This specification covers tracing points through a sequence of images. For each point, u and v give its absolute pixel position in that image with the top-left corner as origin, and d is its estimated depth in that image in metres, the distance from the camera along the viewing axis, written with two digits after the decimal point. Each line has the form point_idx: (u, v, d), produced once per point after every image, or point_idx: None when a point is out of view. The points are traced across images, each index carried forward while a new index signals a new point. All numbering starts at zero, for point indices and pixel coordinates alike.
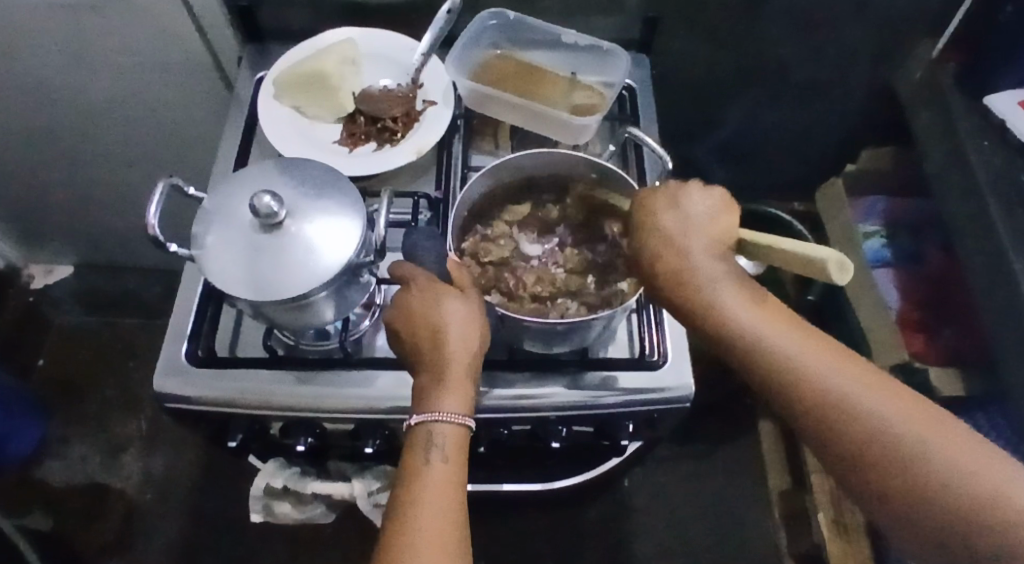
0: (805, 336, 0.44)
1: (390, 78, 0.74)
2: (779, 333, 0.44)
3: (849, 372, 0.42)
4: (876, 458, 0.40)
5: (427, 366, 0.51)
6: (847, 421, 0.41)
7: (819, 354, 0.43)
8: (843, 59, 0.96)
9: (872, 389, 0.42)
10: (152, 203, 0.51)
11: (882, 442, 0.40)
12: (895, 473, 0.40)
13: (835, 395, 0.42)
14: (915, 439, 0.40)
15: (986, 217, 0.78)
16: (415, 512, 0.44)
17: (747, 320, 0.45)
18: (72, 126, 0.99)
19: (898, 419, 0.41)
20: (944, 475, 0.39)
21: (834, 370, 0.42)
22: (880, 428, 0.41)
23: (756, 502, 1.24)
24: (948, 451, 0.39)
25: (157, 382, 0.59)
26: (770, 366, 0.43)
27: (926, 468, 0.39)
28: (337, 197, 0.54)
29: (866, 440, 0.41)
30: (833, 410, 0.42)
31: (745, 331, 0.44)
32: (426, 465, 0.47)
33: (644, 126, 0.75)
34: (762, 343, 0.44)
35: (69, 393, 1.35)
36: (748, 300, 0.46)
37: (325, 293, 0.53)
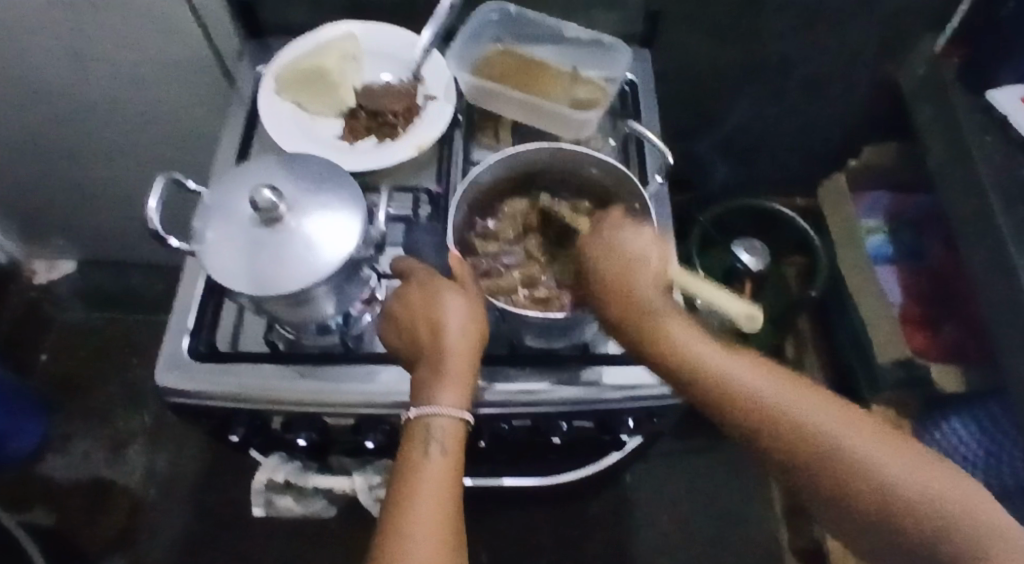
0: (743, 357, 0.46)
1: (391, 73, 0.74)
2: (719, 354, 0.46)
3: (787, 387, 0.44)
4: (819, 464, 0.41)
5: (426, 359, 0.50)
6: (785, 429, 0.42)
7: (757, 372, 0.45)
8: (847, 54, 0.95)
9: (807, 402, 0.43)
10: (153, 197, 0.51)
11: (826, 449, 0.41)
12: (842, 476, 0.40)
13: (780, 412, 0.43)
14: (854, 442, 0.41)
15: (988, 213, 0.78)
16: (411, 505, 0.44)
17: (684, 339, 0.47)
18: (73, 121, 0.99)
19: (848, 435, 0.41)
20: (887, 476, 0.39)
21: (774, 387, 0.44)
22: (817, 435, 0.42)
23: (757, 497, 1.24)
24: (898, 461, 0.40)
25: (159, 376, 0.59)
26: (719, 384, 0.45)
27: (871, 471, 0.40)
28: (337, 191, 0.54)
29: (810, 449, 0.41)
30: (772, 422, 0.43)
31: (685, 353, 0.47)
32: (424, 458, 0.47)
33: (645, 121, 0.75)
34: (701, 362, 0.46)
35: (72, 389, 1.35)
36: (686, 322, 0.49)
37: (324, 288, 0.53)
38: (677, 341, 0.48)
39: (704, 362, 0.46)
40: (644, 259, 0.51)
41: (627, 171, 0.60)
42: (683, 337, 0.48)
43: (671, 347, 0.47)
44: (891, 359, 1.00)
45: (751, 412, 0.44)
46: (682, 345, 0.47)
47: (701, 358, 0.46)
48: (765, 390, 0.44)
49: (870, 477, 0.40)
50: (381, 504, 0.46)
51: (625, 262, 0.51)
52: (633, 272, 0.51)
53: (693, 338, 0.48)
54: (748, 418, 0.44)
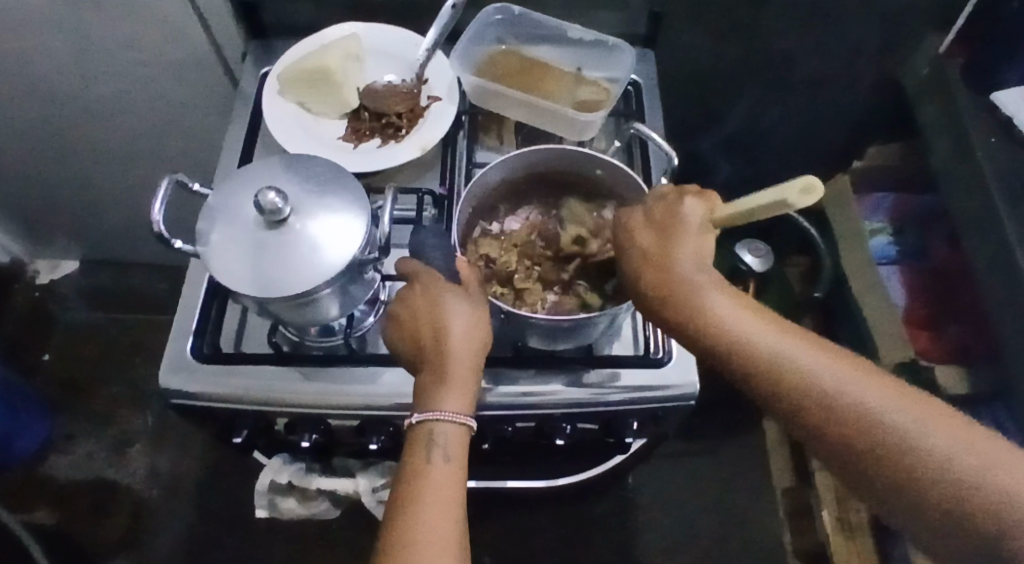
0: (793, 335, 0.44)
1: (395, 74, 0.74)
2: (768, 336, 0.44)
3: (838, 367, 0.42)
4: (868, 442, 0.39)
5: (429, 365, 0.50)
6: (831, 410, 0.41)
7: (809, 352, 0.43)
8: (851, 54, 0.95)
9: (861, 382, 0.41)
10: (157, 199, 0.51)
11: (873, 425, 0.39)
12: (898, 458, 0.39)
13: (827, 388, 0.41)
14: (911, 424, 0.39)
15: (992, 214, 0.77)
16: (415, 511, 0.44)
17: (727, 316, 0.45)
18: (76, 121, 0.99)
19: (899, 412, 0.39)
20: (946, 458, 0.38)
21: (821, 364, 0.42)
22: (866, 414, 0.40)
23: (761, 498, 1.24)
24: (953, 439, 0.38)
25: (162, 378, 0.59)
26: (761, 363, 0.43)
27: (926, 452, 0.38)
28: (341, 193, 0.54)
29: (862, 430, 0.40)
30: (822, 404, 0.41)
31: (730, 334, 0.44)
32: (427, 465, 0.47)
33: (649, 121, 0.75)
34: (747, 342, 0.44)
35: (76, 391, 1.35)
36: (728, 297, 0.46)
37: (329, 290, 0.53)
38: (724, 322, 0.45)
39: (738, 335, 0.44)
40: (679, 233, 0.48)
41: (630, 171, 0.59)
42: (729, 316, 0.45)
43: (716, 327, 0.44)
44: (895, 360, 1.00)
45: (803, 395, 0.41)
46: (727, 326, 0.44)
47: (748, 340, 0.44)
48: (819, 371, 0.42)
49: (925, 459, 0.38)
50: (385, 510, 0.46)
51: (664, 240, 0.48)
52: (671, 247, 0.47)
53: (739, 318, 0.45)
54: (798, 401, 0.41)
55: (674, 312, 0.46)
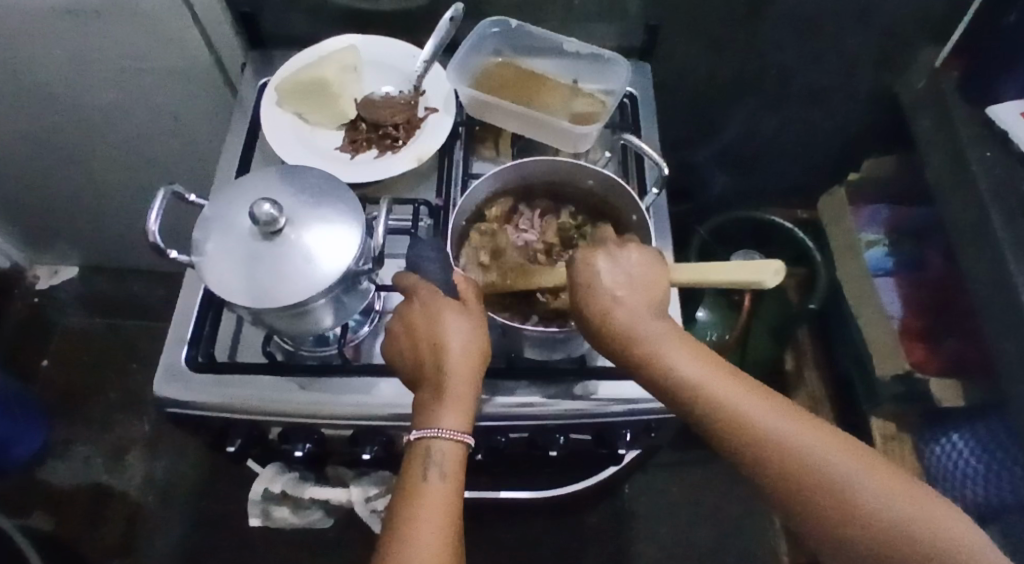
0: (743, 384, 0.44)
1: (392, 85, 0.74)
2: (722, 386, 0.43)
3: (786, 417, 0.42)
4: (815, 497, 0.40)
5: (429, 381, 0.50)
6: (780, 464, 0.41)
7: (759, 404, 0.43)
8: (847, 67, 0.96)
9: (807, 435, 0.41)
10: (153, 210, 0.51)
11: (822, 482, 0.40)
12: (839, 511, 0.39)
13: (780, 442, 0.41)
14: (856, 479, 0.40)
15: (988, 227, 0.77)
16: (411, 533, 0.44)
17: (681, 366, 0.44)
18: (77, 129, 1.00)
19: (843, 468, 0.40)
20: (885, 512, 0.39)
21: (772, 418, 0.42)
22: (813, 469, 0.40)
23: (756, 509, 1.24)
24: (897, 498, 0.39)
25: (157, 387, 0.59)
26: (715, 414, 0.43)
27: (867, 507, 0.39)
28: (336, 204, 0.55)
29: (808, 483, 0.40)
30: (771, 455, 0.41)
31: (687, 383, 0.44)
32: (424, 484, 0.47)
33: (644, 134, 0.75)
34: (706, 390, 0.43)
35: (73, 396, 1.36)
36: (684, 346, 0.45)
37: (323, 300, 0.53)
38: (682, 370, 0.44)
39: (693, 384, 0.43)
40: (634, 282, 0.47)
41: (623, 183, 0.59)
42: (682, 362, 0.44)
43: (674, 375, 0.44)
44: (891, 373, 1.00)
45: (753, 446, 0.41)
46: (687, 375, 0.44)
47: (705, 388, 0.43)
48: (769, 422, 0.42)
49: (868, 514, 0.39)
50: (382, 529, 0.46)
51: (618, 281, 0.47)
52: (632, 295, 0.46)
53: (698, 366, 0.44)
54: (748, 452, 0.42)
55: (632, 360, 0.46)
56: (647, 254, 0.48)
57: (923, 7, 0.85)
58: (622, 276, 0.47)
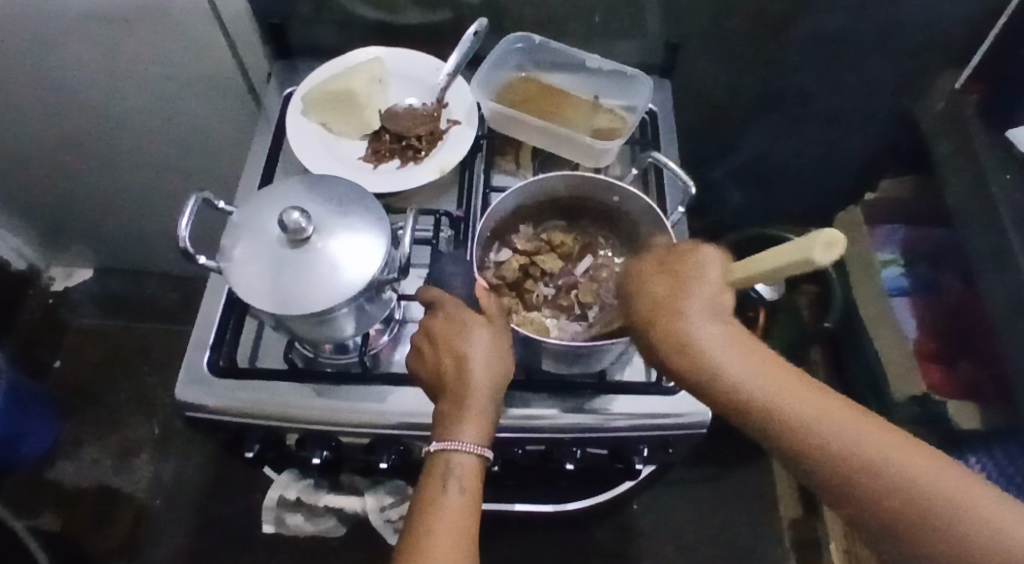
0: (792, 379, 0.42)
1: (415, 97, 0.75)
2: (775, 385, 0.41)
3: (850, 424, 0.40)
4: (891, 512, 0.39)
5: (450, 393, 0.51)
6: (853, 477, 0.39)
7: (810, 400, 0.41)
8: (865, 88, 0.96)
9: (879, 444, 0.39)
10: (184, 215, 0.52)
11: (898, 496, 0.38)
12: (895, 503, 0.39)
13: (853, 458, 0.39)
14: (934, 493, 0.38)
15: (1007, 249, 0.77)
16: (429, 545, 0.45)
17: (746, 380, 0.41)
18: (102, 132, 1.02)
19: (920, 481, 0.38)
20: (943, 508, 0.38)
21: (841, 431, 0.40)
22: (890, 484, 0.39)
23: (766, 528, 1.23)
24: (974, 512, 0.37)
25: (179, 391, 0.60)
26: (784, 430, 0.41)
27: (926, 501, 0.38)
28: (363, 214, 0.55)
29: (861, 477, 0.39)
30: (825, 452, 0.40)
31: (735, 382, 0.41)
32: (443, 497, 0.47)
33: (664, 150, 0.76)
34: (772, 407, 0.41)
35: (84, 396, 1.37)
36: (747, 358, 0.42)
37: (347, 308, 0.54)
38: (730, 370, 0.42)
39: (761, 400, 0.41)
40: (692, 286, 0.44)
41: (649, 199, 0.59)
42: (748, 378, 0.41)
43: (722, 373, 0.42)
44: (907, 395, 0.99)
45: (818, 454, 0.40)
46: (735, 373, 0.42)
47: (767, 397, 0.41)
48: (827, 428, 0.40)
49: (925, 510, 0.38)
50: (398, 541, 0.47)
51: (676, 290, 0.44)
52: (688, 300, 0.43)
53: (748, 363, 0.42)
54: (813, 461, 0.40)
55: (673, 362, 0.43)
56: (704, 251, 0.45)
57: (943, 30, 0.86)
58: (681, 281, 0.44)
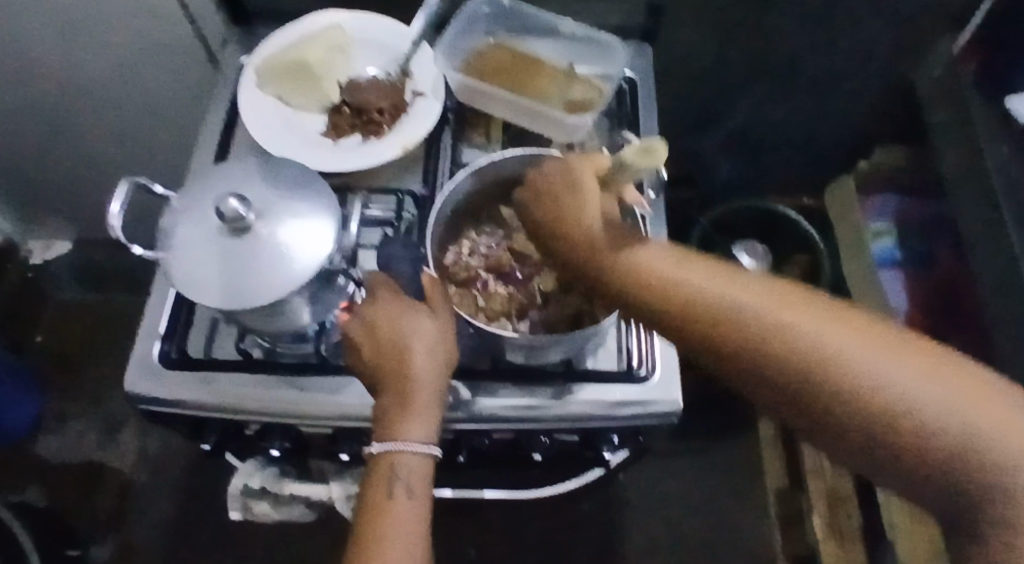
0: (729, 277, 0.41)
1: (377, 67, 0.70)
2: (699, 278, 0.41)
3: (786, 307, 0.39)
4: (833, 396, 0.36)
5: (391, 389, 0.48)
6: (796, 362, 0.37)
7: (751, 293, 0.40)
8: (860, 52, 0.91)
9: (815, 322, 0.38)
10: (115, 202, 0.48)
11: (840, 374, 0.36)
12: (836, 387, 0.36)
13: (788, 341, 0.38)
14: (875, 365, 0.36)
15: (999, 224, 0.74)
16: (380, 555, 0.44)
17: (671, 274, 0.42)
18: (62, 102, 0.97)
19: (863, 357, 0.36)
20: (888, 379, 0.36)
21: (776, 312, 0.38)
22: (832, 364, 0.36)
23: (750, 499, 1.24)
24: (919, 379, 0.36)
25: (129, 382, 0.58)
26: (716, 322, 0.39)
27: (867, 379, 0.36)
28: (311, 198, 0.52)
29: (828, 380, 0.37)
30: (786, 358, 0.37)
31: (665, 283, 0.42)
32: (391, 501, 0.46)
33: (643, 122, 0.71)
34: (700, 300, 0.40)
35: (67, 371, 1.35)
36: (669, 258, 0.43)
37: (300, 297, 0.51)
38: (664, 270, 0.42)
39: (685, 291, 0.41)
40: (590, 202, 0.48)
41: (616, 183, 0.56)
42: (672, 271, 0.42)
43: (675, 287, 0.41)
44: None
45: (752, 343, 0.38)
46: (686, 291, 0.41)
47: (693, 289, 0.41)
48: (764, 311, 0.39)
49: (894, 406, 0.35)
50: (348, 547, 0.46)
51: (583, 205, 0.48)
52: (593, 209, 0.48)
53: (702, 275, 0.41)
54: (748, 352, 0.38)
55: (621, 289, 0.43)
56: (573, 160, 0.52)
57: None
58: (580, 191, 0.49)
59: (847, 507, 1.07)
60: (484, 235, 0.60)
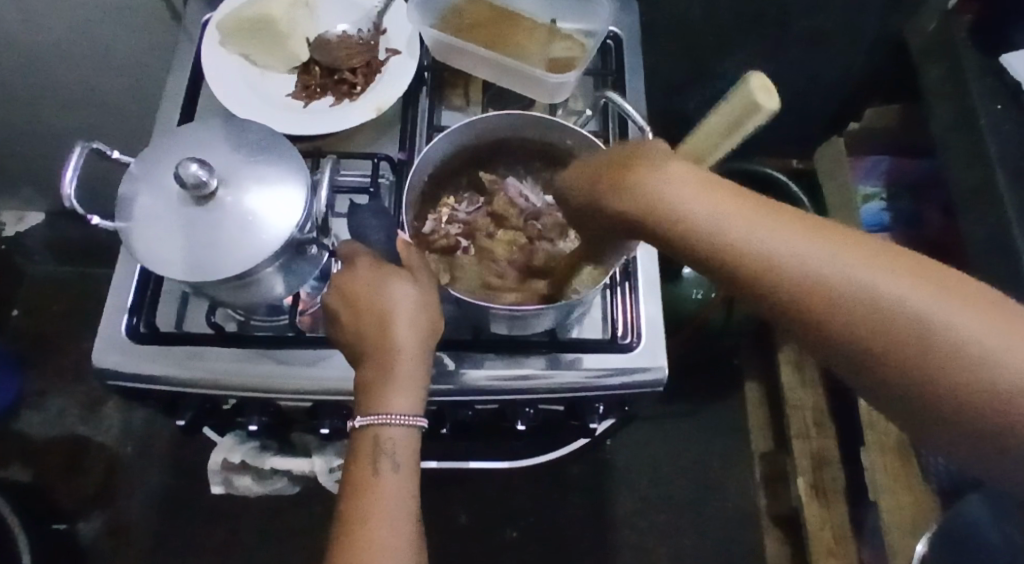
0: (800, 223, 0.30)
1: (349, 24, 0.67)
2: (765, 230, 0.29)
3: (872, 268, 0.29)
4: (919, 381, 0.29)
5: (372, 360, 0.46)
6: (879, 341, 0.29)
7: (828, 249, 0.29)
8: (853, 6, 0.88)
9: (912, 289, 0.28)
10: (68, 169, 0.46)
11: (935, 356, 0.28)
12: (926, 371, 0.28)
13: (875, 314, 0.28)
14: (982, 344, 0.28)
15: (992, 186, 0.73)
16: (370, 536, 0.42)
17: (731, 231, 0.30)
18: (21, 65, 0.92)
19: (967, 332, 0.28)
20: (995, 362, 0.28)
21: (861, 275, 0.29)
22: (929, 344, 0.28)
23: (738, 461, 1.25)
24: None
25: (96, 357, 0.56)
26: (781, 292, 0.29)
27: (969, 361, 0.28)
28: (278, 163, 0.49)
29: (920, 361, 0.28)
30: (884, 331, 0.28)
31: (725, 246, 0.30)
32: (378, 479, 0.44)
33: (628, 81, 0.69)
34: (765, 265, 0.29)
35: (45, 346, 1.33)
36: (724, 198, 0.30)
37: (271, 268, 0.49)
38: (723, 226, 0.30)
39: (747, 254, 0.29)
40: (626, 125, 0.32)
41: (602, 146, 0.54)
42: (733, 228, 0.30)
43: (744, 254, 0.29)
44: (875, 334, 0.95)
45: (827, 318, 0.29)
46: (756, 241, 0.29)
47: (756, 249, 0.29)
48: (845, 277, 0.29)
49: (1003, 395, 0.28)
50: (334, 528, 0.44)
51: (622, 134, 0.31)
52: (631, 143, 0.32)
53: (785, 227, 0.29)
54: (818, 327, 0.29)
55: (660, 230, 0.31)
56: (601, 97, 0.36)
57: None
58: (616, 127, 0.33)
59: (830, 468, 1.08)
60: (457, 206, 0.58)
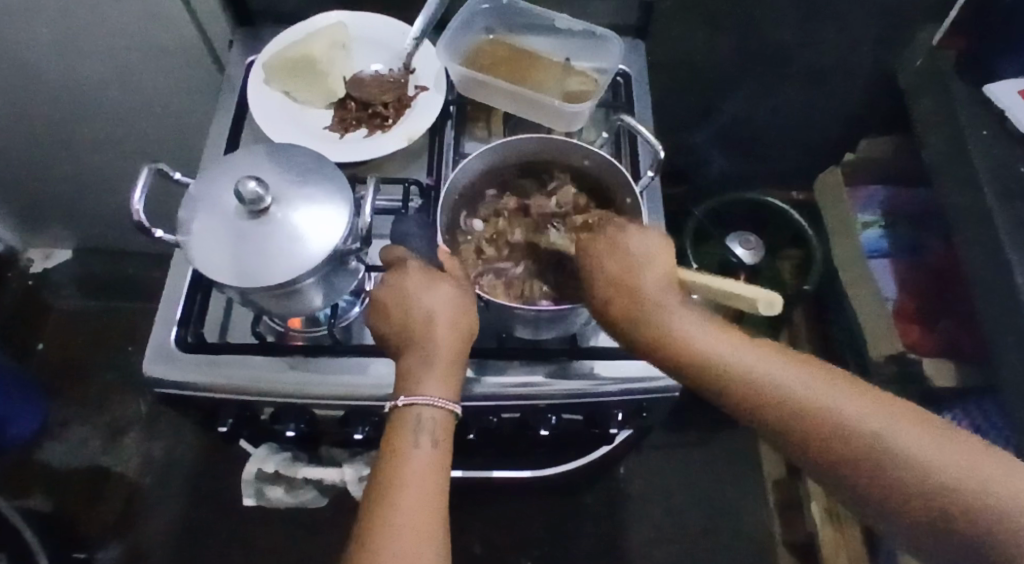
0: (759, 349, 0.45)
1: (382, 63, 0.73)
2: (730, 348, 0.45)
3: (806, 379, 0.43)
4: (848, 461, 0.40)
5: (416, 348, 0.50)
6: (813, 430, 0.41)
7: (774, 366, 0.44)
8: (845, 45, 0.94)
9: (834, 393, 0.42)
10: (137, 188, 0.50)
11: (855, 443, 0.40)
12: (852, 452, 0.40)
13: (809, 410, 0.42)
14: (889, 435, 0.40)
15: (983, 205, 0.77)
16: (397, 496, 0.44)
17: (709, 347, 0.45)
18: (68, 105, 0.99)
19: (877, 427, 0.40)
20: (895, 448, 0.40)
21: (794, 382, 0.43)
22: (847, 431, 0.41)
23: (751, 490, 1.26)
24: (929, 451, 0.39)
25: (146, 367, 0.59)
26: (741, 389, 0.43)
27: (880, 446, 0.40)
28: (324, 184, 0.54)
29: (844, 446, 0.41)
30: (822, 428, 0.41)
31: (701, 354, 0.45)
32: (413, 450, 0.46)
33: (637, 112, 0.74)
34: (731, 370, 0.44)
35: (68, 377, 1.36)
36: (707, 327, 0.46)
37: (313, 280, 0.53)
38: (702, 343, 0.45)
39: (717, 362, 0.44)
40: (650, 262, 0.49)
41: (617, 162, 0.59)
42: (709, 344, 0.45)
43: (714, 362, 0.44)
44: (884, 353, 0.98)
45: (776, 410, 0.42)
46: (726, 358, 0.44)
47: (723, 360, 0.44)
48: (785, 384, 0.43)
49: (918, 477, 0.39)
50: (365, 495, 0.46)
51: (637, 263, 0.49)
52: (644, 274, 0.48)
53: (745, 353, 0.44)
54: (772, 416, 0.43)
55: (665, 349, 0.46)
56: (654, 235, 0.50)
57: None
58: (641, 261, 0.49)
59: None
60: (479, 219, 0.61)
